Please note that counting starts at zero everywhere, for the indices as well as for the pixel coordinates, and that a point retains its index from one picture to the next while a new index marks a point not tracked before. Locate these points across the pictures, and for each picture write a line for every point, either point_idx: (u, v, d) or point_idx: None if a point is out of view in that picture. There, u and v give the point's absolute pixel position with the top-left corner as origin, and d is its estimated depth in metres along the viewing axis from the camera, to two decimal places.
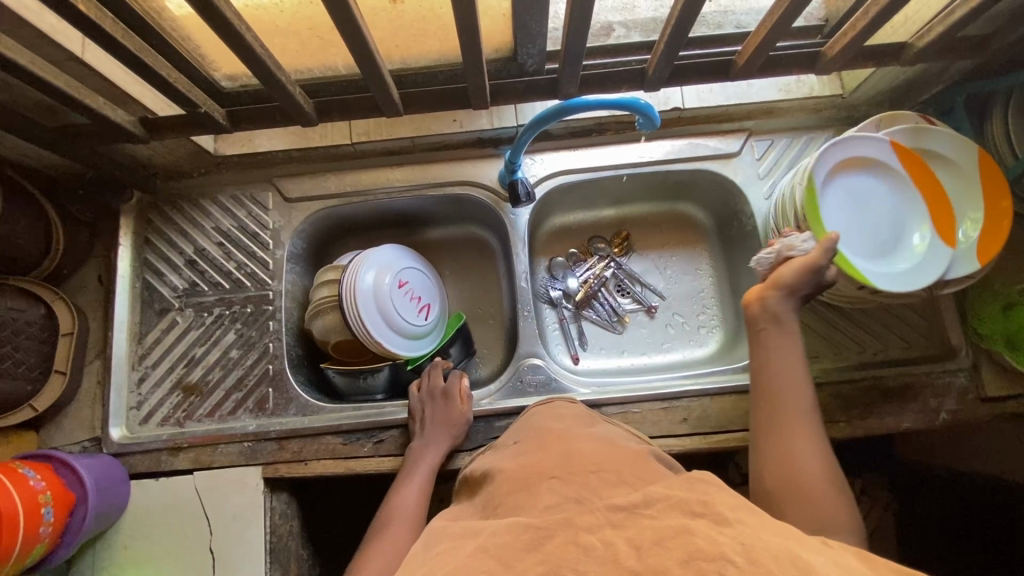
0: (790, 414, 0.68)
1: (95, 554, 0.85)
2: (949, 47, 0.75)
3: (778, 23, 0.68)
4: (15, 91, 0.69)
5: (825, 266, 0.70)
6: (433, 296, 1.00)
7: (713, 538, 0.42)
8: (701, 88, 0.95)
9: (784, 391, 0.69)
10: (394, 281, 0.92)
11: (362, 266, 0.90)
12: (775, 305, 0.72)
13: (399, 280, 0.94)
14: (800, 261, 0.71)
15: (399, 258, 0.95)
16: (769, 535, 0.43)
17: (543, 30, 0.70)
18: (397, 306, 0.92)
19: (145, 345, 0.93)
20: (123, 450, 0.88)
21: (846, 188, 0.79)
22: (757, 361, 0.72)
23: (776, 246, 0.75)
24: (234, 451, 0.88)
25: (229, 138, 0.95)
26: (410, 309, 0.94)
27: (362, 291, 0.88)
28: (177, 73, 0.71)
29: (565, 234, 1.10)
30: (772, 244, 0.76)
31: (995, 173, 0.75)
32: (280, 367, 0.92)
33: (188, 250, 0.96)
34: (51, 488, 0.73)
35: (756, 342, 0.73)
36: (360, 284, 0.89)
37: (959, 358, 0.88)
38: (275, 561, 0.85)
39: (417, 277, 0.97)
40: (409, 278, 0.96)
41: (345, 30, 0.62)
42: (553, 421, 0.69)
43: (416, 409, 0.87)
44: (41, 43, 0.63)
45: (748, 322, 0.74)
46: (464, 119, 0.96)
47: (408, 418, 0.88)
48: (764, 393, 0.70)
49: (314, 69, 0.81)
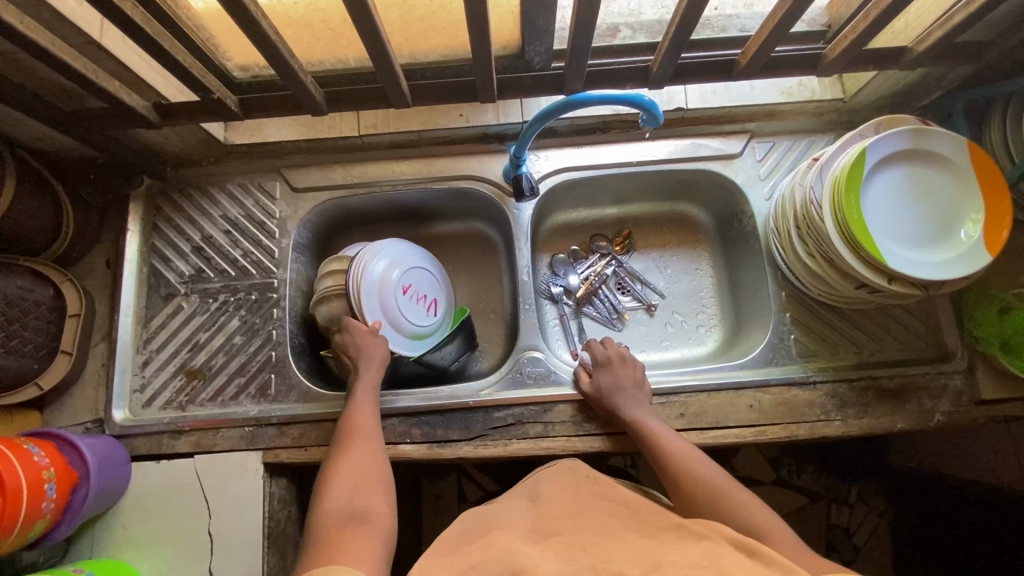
0: (704, 470, 0.77)
1: (94, 535, 0.85)
2: (945, 53, 0.77)
3: (779, 23, 0.70)
4: (35, 72, 0.70)
5: (601, 343, 0.94)
6: (436, 289, 0.99)
7: None
8: (704, 90, 0.97)
9: (688, 458, 0.79)
10: (399, 285, 0.92)
11: (367, 276, 0.89)
12: (624, 381, 0.87)
13: (403, 284, 0.93)
14: (597, 347, 0.93)
15: (408, 251, 0.95)
16: None
17: (550, 27, 0.71)
18: (401, 311, 0.92)
19: (151, 329, 0.94)
20: (125, 432, 0.89)
21: (878, 184, 0.78)
22: (653, 433, 0.82)
23: (580, 361, 0.94)
24: (234, 436, 0.89)
25: (239, 128, 0.97)
26: (413, 312, 0.94)
27: (366, 300, 0.89)
28: (193, 59, 0.72)
29: (566, 231, 1.11)
30: (580, 363, 0.93)
31: (992, 172, 0.76)
32: (282, 354, 0.93)
33: (195, 237, 0.98)
34: (55, 465, 0.74)
35: (637, 421, 0.83)
36: (364, 294, 0.89)
37: (955, 361, 0.89)
38: (273, 546, 0.86)
39: (418, 276, 0.96)
40: (415, 280, 0.95)
41: (359, 20, 0.63)
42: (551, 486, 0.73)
43: (345, 345, 0.89)
44: (63, 27, 0.64)
45: (625, 412, 0.85)
46: (471, 114, 0.98)
47: (338, 353, 0.90)
48: (677, 454, 0.79)
49: (326, 61, 0.83)
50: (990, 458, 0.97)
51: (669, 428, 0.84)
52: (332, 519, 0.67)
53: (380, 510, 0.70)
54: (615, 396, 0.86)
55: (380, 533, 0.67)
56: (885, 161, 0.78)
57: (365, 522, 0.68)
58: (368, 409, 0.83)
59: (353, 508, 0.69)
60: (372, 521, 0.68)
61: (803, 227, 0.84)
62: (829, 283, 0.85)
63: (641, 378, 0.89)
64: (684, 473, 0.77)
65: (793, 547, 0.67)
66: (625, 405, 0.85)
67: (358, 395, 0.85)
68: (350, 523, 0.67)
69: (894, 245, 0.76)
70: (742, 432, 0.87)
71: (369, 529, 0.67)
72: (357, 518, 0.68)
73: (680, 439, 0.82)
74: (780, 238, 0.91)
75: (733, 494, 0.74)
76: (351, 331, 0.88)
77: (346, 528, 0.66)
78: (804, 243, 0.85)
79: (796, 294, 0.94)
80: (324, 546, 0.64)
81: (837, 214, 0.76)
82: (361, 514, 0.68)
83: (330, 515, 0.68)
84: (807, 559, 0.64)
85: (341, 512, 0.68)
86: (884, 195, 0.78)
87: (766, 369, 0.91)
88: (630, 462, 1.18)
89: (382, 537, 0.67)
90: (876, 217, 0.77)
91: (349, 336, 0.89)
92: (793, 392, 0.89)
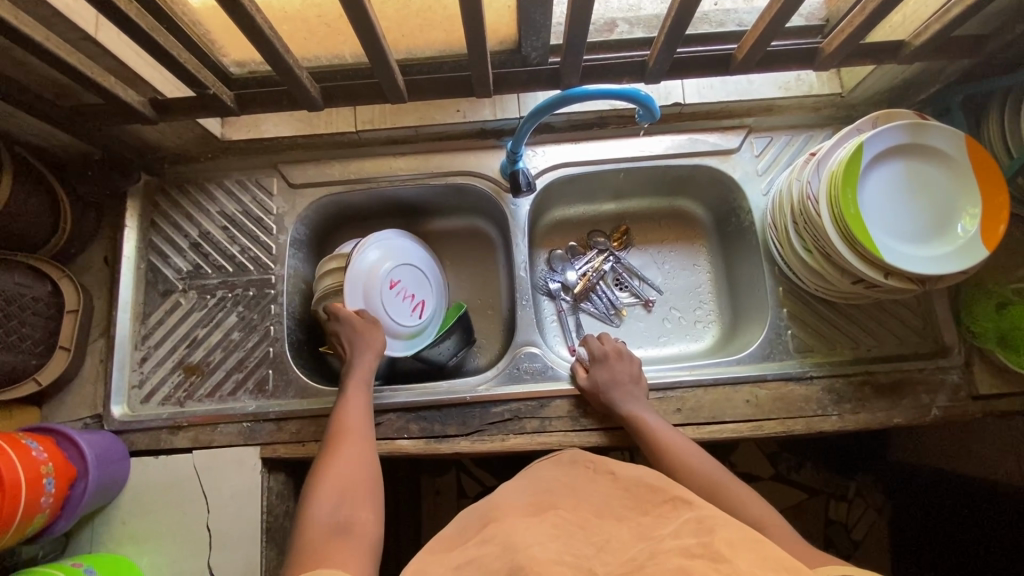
0: (700, 462, 0.78)
1: (94, 529, 0.86)
2: (943, 47, 0.77)
3: (776, 18, 0.69)
4: (29, 66, 0.70)
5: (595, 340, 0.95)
6: (436, 298, 0.99)
7: None
8: (702, 84, 0.96)
9: (683, 451, 0.79)
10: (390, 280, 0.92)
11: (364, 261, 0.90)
12: (620, 375, 0.87)
13: (394, 280, 0.93)
14: (593, 342, 0.94)
15: (419, 255, 0.97)
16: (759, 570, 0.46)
17: (547, 22, 0.71)
18: (391, 307, 0.92)
19: (149, 325, 0.95)
20: (124, 428, 0.89)
21: (875, 180, 0.78)
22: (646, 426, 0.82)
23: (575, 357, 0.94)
24: (233, 431, 0.89)
25: (236, 124, 0.96)
26: (403, 310, 0.94)
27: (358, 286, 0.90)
28: (188, 54, 0.72)
29: (565, 226, 1.11)
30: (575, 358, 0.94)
31: (990, 165, 0.75)
32: (280, 350, 0.94)
33: (192, 233, 0.98)
34: (53, 460, 0.74)
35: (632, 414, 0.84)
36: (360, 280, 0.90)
37: (952, 356, 0.89)
38: (271, 541, 0.87)
39: (420, 278, 0.97)
40: (409, 278, 0.95)
41: (354, 16, 0.63)
42: (545, 471, 0.70)
43: (341, 336, 0.89)
44: (57, 21, 0.64)
45: (620, 406, 0.85)
46: (467, 109, 0.97)
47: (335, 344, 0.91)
48: (674, 449, 0.79)
49: (322, 56, 0.83)
50: (990, 454, 0.96)
51: (664, 420, 0.84)
52: (319, 529, 0.68)
53: (364, 520, 0.70)
54: (614, 390, 0.86)
55: (364, 543, 0.68)
56: (881, 158, 0.78)
57: (351, 532, 0.68)
58: (358, 409, 0.83)
59: (339, 518, 0.69)
60: (357, 532, 0.69)
61: (800, 222, 0.84)
62: (826, 278, 0.85)
63: (638, 373, 0.89)
64: (679, 466, 0.78)
65: (792, 547, 0.67)
66: (623, 399, 0.85)
67: (349, 397, 0.84)
68: (335, 534, 0.67)
69: (893, 240, 0.76)
70: (739, 427, 0.87)
71: (354, 540, 0.67)
72: (342, 528, 0.68)
73: (675, 431, 0.82)
74: (777, 233, 0.91)
75: (728, 487, 0.75)
76: (345, 322, 0.88)
77: (332, 539, 0.67)
78: (802, 239, 0.85)
79: (793, 289, 0.94)
80: (309, 558, 0.64)
81: (835, 208, 0.76)
82: (347, 526, 0.69)
83: (317, 525, 0.68)
84: (802, 550, 0.66)
85: (327, 520, 0.69)
86: (882, 191, 0.78)
87: (763, 364, 0.91)
88: (629, 456, 1.19)
89: (366, 547, 0.67)
90: (874, 213, 0.77)
91: (342, 328, 0.89)
92: (790, 387, 0.89)
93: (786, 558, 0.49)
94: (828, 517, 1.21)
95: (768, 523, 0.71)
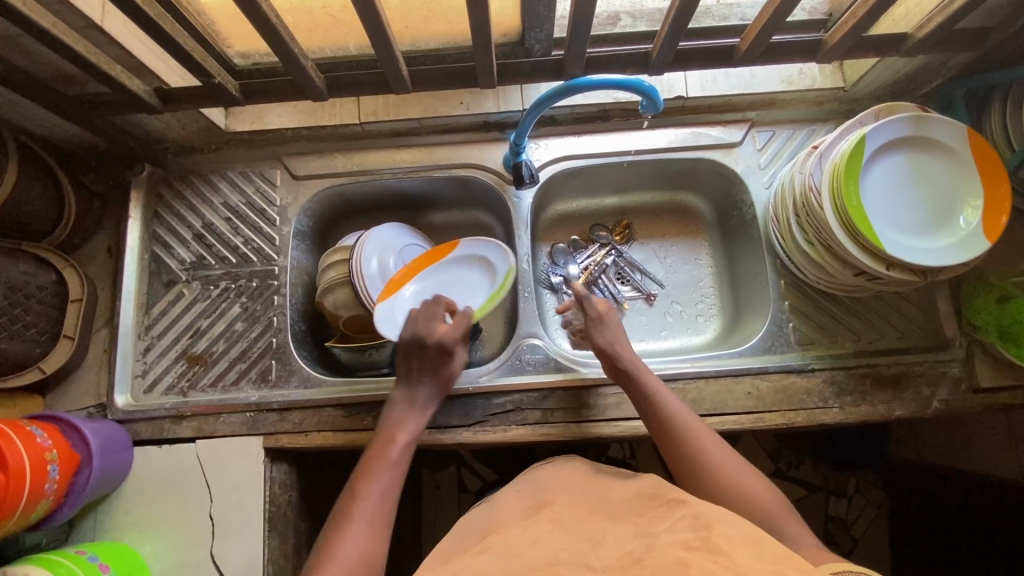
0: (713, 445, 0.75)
1: (97, 517, 0.86)
2: (945, 40, 0.77)
3: (778, 10, 0.70)
4: (35, 57, 0.70)
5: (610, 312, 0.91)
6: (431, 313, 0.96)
7: (706, 569, 0.46)
8: (705, 78, 0.97)
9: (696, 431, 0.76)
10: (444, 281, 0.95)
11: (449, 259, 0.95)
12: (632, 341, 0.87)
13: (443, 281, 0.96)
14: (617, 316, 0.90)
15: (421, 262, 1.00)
16: (758, 563, 0.46)
17: (551, 14, 0.71)
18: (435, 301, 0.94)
19: (152, 315, 0.95)
20: (128, 417, 0.90)
21: (877, 172, 0.78)
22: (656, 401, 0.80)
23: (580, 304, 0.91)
24: (235, 421, 0.89)
25: (239, 114, 0.97)
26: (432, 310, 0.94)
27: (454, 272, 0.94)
28: (194, 44, 0.73)
29: (567, 220, 1.11)
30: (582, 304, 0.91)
31: (990, 156, 0.75)
32: (283, 341, 0.94)
33: (196, 224, 0.98)
34: (57, 447, 0.75)
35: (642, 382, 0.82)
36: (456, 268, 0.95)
37: (952, 349, 0.89)
38: (274, 530, 0.87)
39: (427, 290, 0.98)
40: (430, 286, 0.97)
41: (360, 7, 0.64)
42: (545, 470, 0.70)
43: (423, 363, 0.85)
44: (63, 9, 0.64)
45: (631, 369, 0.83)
46: (470, 102, 0.97)
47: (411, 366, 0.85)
48: (686, 428, 0.77)
49: (327, 48, 0.83)
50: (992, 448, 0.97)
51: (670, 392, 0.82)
52: None
53: None
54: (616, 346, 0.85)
55: None
56: (883, 149, 0.78)
57: None
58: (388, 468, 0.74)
59: None
60: None
61: (802, 214, 0.84)
62: (826, 270, 0.85)
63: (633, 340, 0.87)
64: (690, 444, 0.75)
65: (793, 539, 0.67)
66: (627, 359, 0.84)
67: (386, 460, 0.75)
68: None
69: (894, 233, 0.76)
70: (740, 419, 0.87)
71: None
72: None
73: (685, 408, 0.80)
74: (779, 226, 0.91)
75: (740, 469, 0.73)
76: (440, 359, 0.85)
77: None
78: (804, 232, 0.85)
79: (795, 282, 0.94)
80: None
81: (837, 200, 0.76)
82: None
83: None
84: (804, 541, 0.66)
85: None
86: (882, 183, 0.78)
87: (765, 357, 0.92)
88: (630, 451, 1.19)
89: None
90: (875, 206, 0.77)
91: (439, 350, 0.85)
92: (791, 379, 0.89)
93: (784, 549, 0.49)
94: (828, 513, 1.21)
95: (774, 510, 0.70)
